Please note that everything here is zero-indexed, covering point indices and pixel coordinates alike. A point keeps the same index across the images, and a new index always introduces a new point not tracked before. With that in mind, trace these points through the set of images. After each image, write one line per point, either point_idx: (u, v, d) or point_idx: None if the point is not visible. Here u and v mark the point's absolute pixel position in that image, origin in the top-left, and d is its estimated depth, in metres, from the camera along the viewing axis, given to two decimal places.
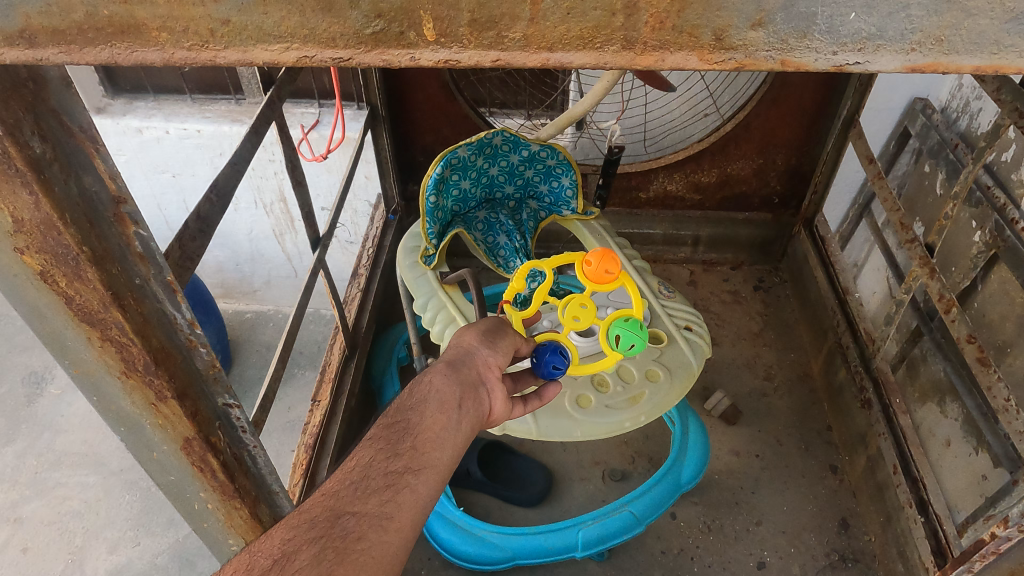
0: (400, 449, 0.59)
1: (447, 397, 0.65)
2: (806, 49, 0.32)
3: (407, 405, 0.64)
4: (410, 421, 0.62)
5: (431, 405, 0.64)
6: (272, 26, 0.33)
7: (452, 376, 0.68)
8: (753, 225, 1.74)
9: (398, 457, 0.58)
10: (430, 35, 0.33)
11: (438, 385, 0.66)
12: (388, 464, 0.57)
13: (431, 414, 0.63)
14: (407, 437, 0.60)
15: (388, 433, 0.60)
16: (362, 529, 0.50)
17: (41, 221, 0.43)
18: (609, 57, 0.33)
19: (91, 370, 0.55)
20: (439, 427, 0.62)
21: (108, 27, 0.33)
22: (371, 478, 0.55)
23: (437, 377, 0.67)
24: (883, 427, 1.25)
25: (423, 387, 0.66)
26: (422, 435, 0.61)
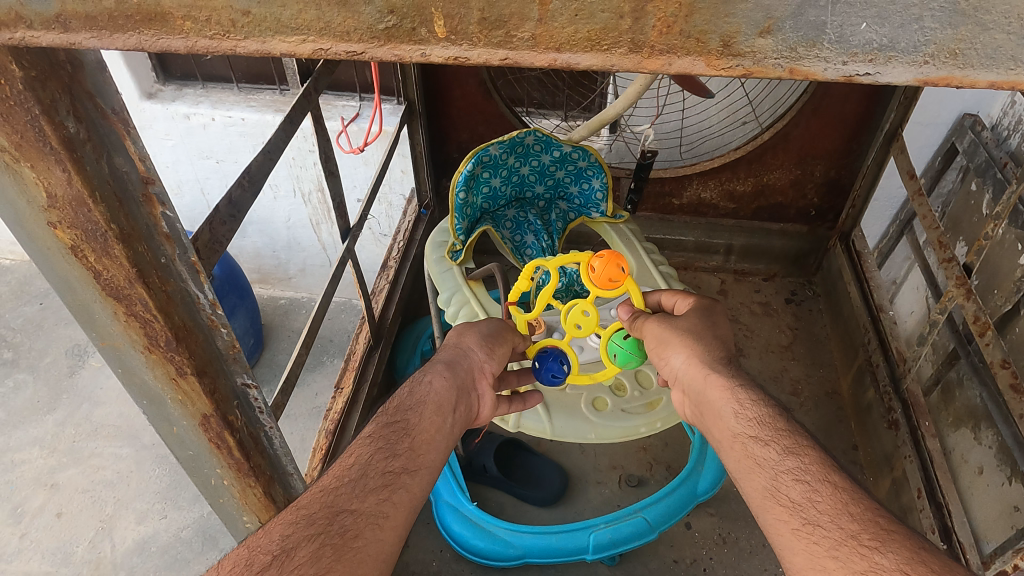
0: (398, 449, 0.62)
1: (443, 400, 0.70)
2: (816, 58, 0.32)
3: (405, 406, 0.68)
4: (408, 421, 0.66)
5: (429, 408, 0.68)
6: (289, 18, 0.34)
7: (450, 380, 0.73)
8: (788, 236, 1.71)
9: (396, 457, 0.61)
10: (441, 32, 0.34)
11: (437, 388, 0.71)
12: (386, 464, 0.60)
13: (428, 416, 0.67)
14: (404, 438, 0.63)
15: (387, 433, 0.64)
16: (358, 527, 0.53)
17: (73, 197, 0.46)
18: (616, 60, 0.33)
19: (117, 344, 0.58)
20: (434, 429, 0.66)
21: (136, 14, 0.35)
22: (368, 476, 0.58)
23: (436, 379, 0.72)
24: (909, 449, 1.21)
25: (423, 389, 0.70)
26: (419, 436, 0.64)
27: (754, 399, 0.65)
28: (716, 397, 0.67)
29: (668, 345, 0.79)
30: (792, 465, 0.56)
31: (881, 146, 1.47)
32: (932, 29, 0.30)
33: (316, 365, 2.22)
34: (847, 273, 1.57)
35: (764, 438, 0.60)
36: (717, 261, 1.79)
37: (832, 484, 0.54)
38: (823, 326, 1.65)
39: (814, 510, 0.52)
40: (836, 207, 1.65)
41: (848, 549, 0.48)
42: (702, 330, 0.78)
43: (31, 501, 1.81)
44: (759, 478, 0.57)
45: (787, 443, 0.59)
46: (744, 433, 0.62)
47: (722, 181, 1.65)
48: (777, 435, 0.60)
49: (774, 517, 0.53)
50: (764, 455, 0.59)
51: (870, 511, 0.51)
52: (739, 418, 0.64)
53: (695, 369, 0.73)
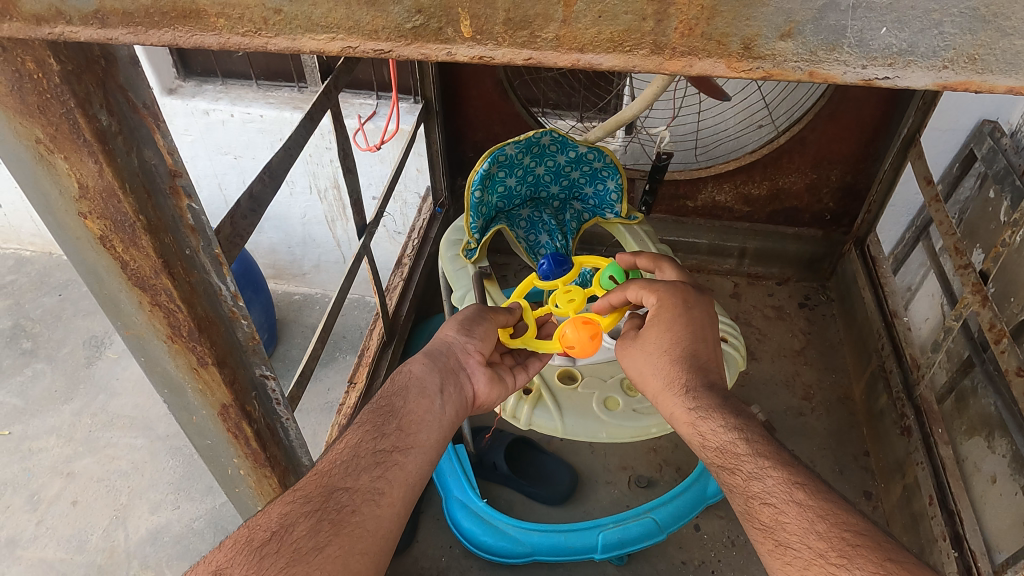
0: (387, 430, 0.64)
1: (426, 383, 0.71)
2: (835, 61, 0.33)
3: (390, 392, 0.69)
4: (394, 405, 0.67)
5: (412, 393, 0.69)
6: (320, 16, 0.35)
7: (431, 365, 0.73)
8: (802, 241, 1.71)
9: (385, 438, 0.63)
10: (467, 32, 0.34)
11: (417, 373, 0.72)
12: (376, 444, 0.62)
13: (414, 399, 0.68)
14: (391, 420, 0.65)
15: (374, 418, 0.65)
16: (355, 503, 0.55)
17: (104, 188, 0.47)
18: (638, 61, 0.34)
19: (141, 333, 0.59)
20: (423, 410, 0.67)
21: (171, 11, 0.36)
22: (360, 457, 0.60)
23: (415, 366, 0.73)
24: (921, 455, 1.21)
25: (403, 378, 0.71)
26: (406, 418, 0.66)
27: (717, 425, 0.65)
28: (685, 431, 0.68)
29: (635, 377, 0.77)
30: (758, 489, 0.57)
31: (898, 151, 1.46)
32: (953, 34, 0.31)
33: (329, 360, 2.24)
34: (862, 279, 1.57)
35: (730, 465, 0.61)
36: (731, 264, 1.78)
37: (799, 503, 0.55)
38: (836, 331, 1.64)
39: (783, 531, 0.54)
40: (851, 212, 1.64)
41: (818, 569, 0.50)
42: (661, 352, 0.74)
43: (47, 488, 1.84)
44: (733, 502, 0.59)
45: (751, 467, 0.60)
46: (714, 461, 0.63)
47: (737, 184, 1.65)
48: (739, 460, 0.61)
49: (754, 540, 0.56)
50: (734, 481, 0.60)
51: (839, 526, 0.52)
52: (706, 448, 0.65)
53: (662, 402, 0.72)
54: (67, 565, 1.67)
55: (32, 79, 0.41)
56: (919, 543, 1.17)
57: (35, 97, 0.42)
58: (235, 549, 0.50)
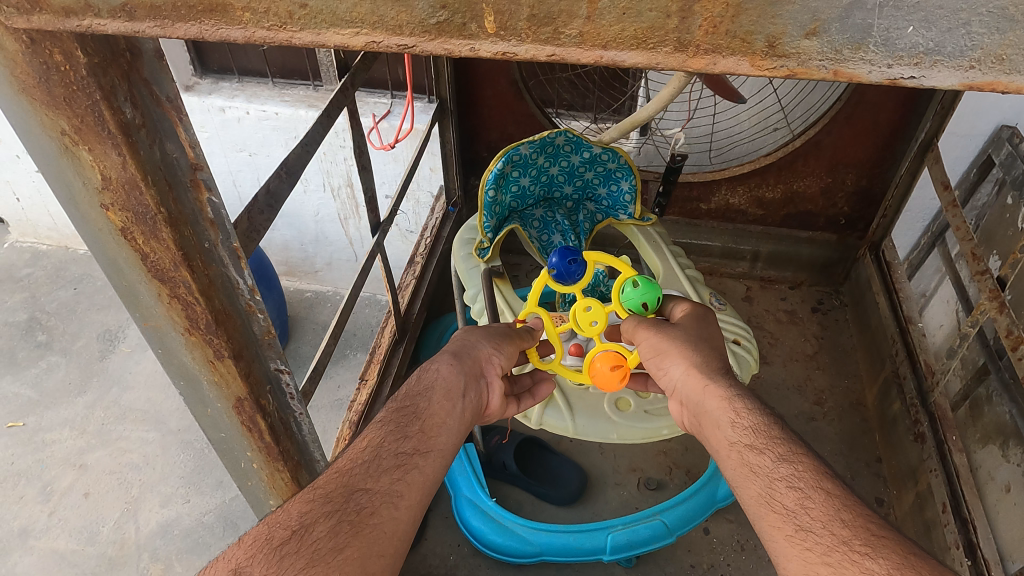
0: (410, 431, 0.64)
1: (452, 386, 0.71)
2: (860, 61, 0.32)
3: (415, 392, 0.69)
4: (418, 406, 0.67)
5: (438, 393, 0.69)
6: (345, 10, 0.35)
7: (458, 366, 0.74)
8: (816, 245, 1.70)
9: (407, 439, 0.63)
10: (491, 28, 0.35)
11: (446, 375, 0.72)
12: (398, 445, 0.62)
13: (437, 401, 0.68)
14: (414, 421, 0.65)
15: (397, 417, 0.65)
16: (374, 505, 0.55)
17: (126, 180, 0.47)
18: (662, 58, 0.34)
19: (158, 325, 0.60)
20: (445, 413, 0.68)
21: (198, 4, 0.36)
22: (382, 457, 0.60)
23: (443, 366, 0.73)
24: (935, 462, 1.20)
25: (430, 376, 0.72)
26: (429, 420, 0.66)
27: (749, 408, 0.65)
28: (715, 406, 0.67)
29: (666, 355, 0.78)
30: (785, 472, 0.56)
31: (915, 156, 1.45)
32: (980, 34, 0.31)
33: (340, 358, 2.25)
34: (876, 284, 1.55)
35: (759, 445, 0.60)
36: (744, 267, 1.78)
37: (825, 490, 0.53)
38: (850, 336, 1.63)
39: (806, 515, 0.51)
40: (866, 216, 1.63)
41: (841, 554, 0.47)
42: (696, 343, 0.77)
43: (60, 480, 1.86)
44: (755, 485, 0.56)
45: (782, 450, 0.58)
46: (741, 441, 0.61)
47: (751, 187, 1.64)
48: (771, 441, 0.60)
49: (769, 525, 0.53)
50: (758, 462, 0.58)
51: (862, 517, 0.50)
52: (736, 427, 0.63)
53: (694, 381, 0.72)
54: (78, 556, 1.68)
55: (58, 70, 0.42)
56: (932, 551, 1.16)
57: (61, 89, 0.43)
58: (254, 546, 0.50)
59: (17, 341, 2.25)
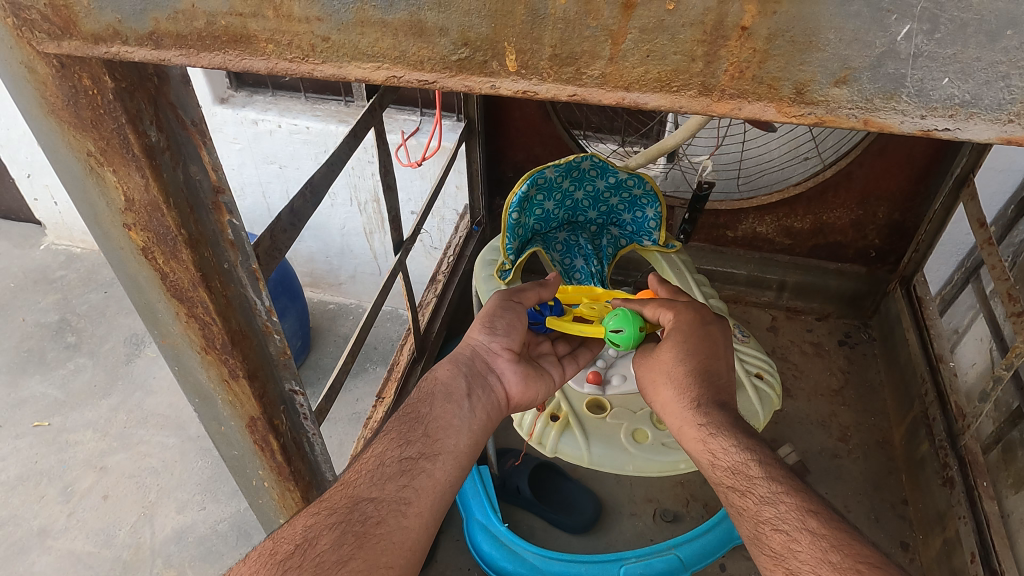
0: (413, 437, 0.64)
1: (453, 388, 0.70)
2: (892, 110, 0.31)
3: (416, 399, 0.69)
4: (420, 411, 0.67)
5: (439, 397, 0.69)
6: (367, 45, 0.35)
7: (456, 370, 0.73)
8: (845, 277, 1.67)
9: (411, 445, 0.63)
10: (512, 66, 0.34)
11: (443, 379, 0.71)
12: (402, 452, 0.62)
13: (440, 405, 0.68)
14: (417, 427, 0.65)
15: (400, 425, 0.66)
16: (380, 514, 0.55)
17: (149, 202, 0.48)
18: (685, 101, 0.34)
19: (176, 343, 0.60)
20: (449, 415, 0.68)
21: (223, 35, 0.36)
22: (386, 467, 0.60)
23: (440, 370, 0.73)
24: (964, 509, 1.15)
25: (430, 382, 0.72)
26: (434, 423, 0.66)
27: (727, 445, 0.64)
28: (693, 449, 0.66)
29: (654, 388, 0.75)
30: (770, 514, 0.56)
31: (950, 191, 1.42)
32: (1019, 88, 0.29)
33: (359, 371, 2.26)
34: (906, 319, 1.52)
35: (741, 487, 0.59)
36: (769, 297, 1.75)
37: (812, 531, 0.53)
38: (877, 371, 1.59)
39: (795, 560, 0.51)
40: (897, 250, 1.59)
41: None
42: (679, 365, 0.72)
43: (80, 481, 1.88)
44: (743, 526, 0.57)
45: (763, 490, 0.58)
46: (722, 484, 0.61)
47: (780, 216, 1.62)
48: (751, 482, 0.59)
49: (764, 566, 0.53)
50: (743, 504, 0.58)
51: (852, 558, 0.49)
52: (716, 467, 0.63)
53: (673, 418, 0.71)
54: (94, 559, 1.70)
55: (86, 94, 0.42)
56: None
57: (89, 112, 0.43)
58: (257, 562, 0.50)
59: (47, 342, 2.30)
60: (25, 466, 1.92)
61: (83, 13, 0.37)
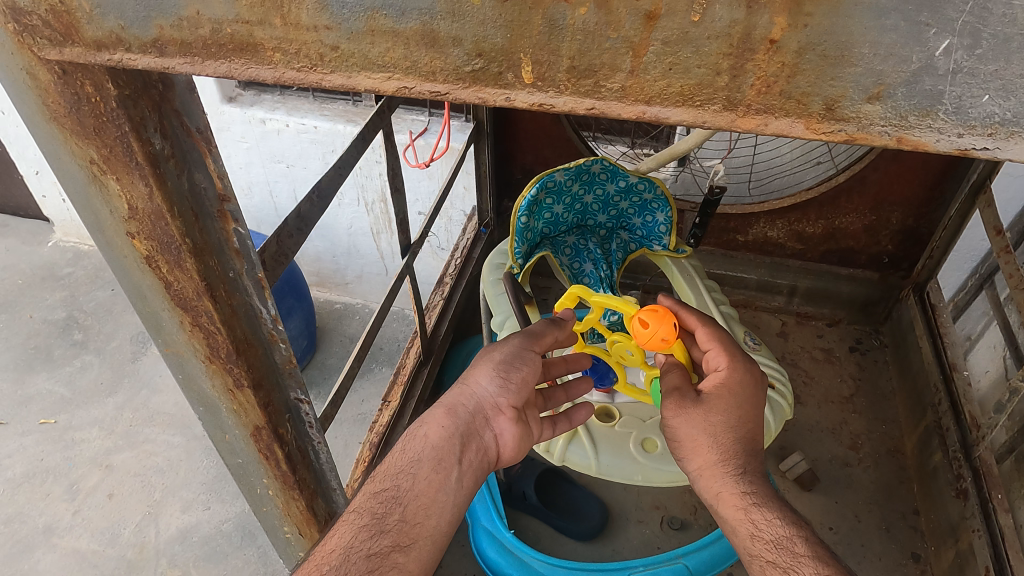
0: (388, 523, 0.62)
1: (444, 454, 0.68)
2: (928, 128, 0.30)
3: (397, 470, 0.67)
4: (400, 488, 0.66)
5: (425, 468, 0.67)
6: (377, 55, 0.34)
7: (451, 429, 0.70)
8: (857, 282, 1.64)
9: (384, 534, 0.61)
10: (528, 78, 0.33)
11: (434, 441, 0.69)
12: (373, 544, 0.60)
13: (424, 477, 0.66)
14: (392, 511, 0.64)
15: (376, 506, 0.64)
16: None
17: (152, 211, 0.47)
18: (708, 116, 0.32)
19: (180, 352, 0.59)
20: (432, 491, 0.66)
21: (229, 43, 0.35)
22: (352, 560, 0.58)
23: (433, 431, 0.70)
24: (978, 522, 1.13)
25: (418, 445, 0.69)
26: (412, 505, 0.64)
27: (772, 518, 0.62)
28: (732, 517, 0.64)
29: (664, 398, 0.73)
30: None
31: (966, 197, 1.41)
32: None
33: (366, 372, 2.25)
34: (919, 327, 1.50)
35: (784, 564, 0.58)
36: (779, 302, 1.73)
37: None
38: (889, 379, 1.57)
39: None
40: (911, 256, 1.57)
41: None
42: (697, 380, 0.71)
43: (86, 479, 1.88)
44: None
45: (809, 572, 0.56)
46: (762, 555, 0.60)
47: (791, 221, 1.60)
48: (797, 561, 0.58)
49: None
50: None
51: None
52: (756, 540, 0.61)
53: (708, 479, 0.67)
54: (99, 558, 1.70)
55: (89, 102, 0.41)
56: None
57: (92, 120, 0.42)
58: None
59: (54, 339, 2.30)
60: (31, 464, 1.92)
61: (85, 19, 0.36)
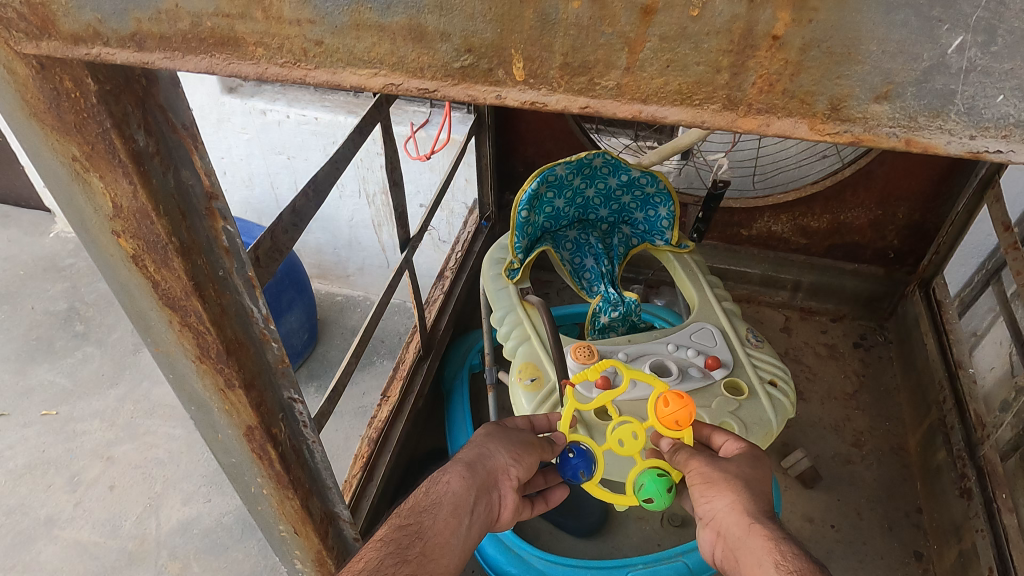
0: (410, 554, 0.60)
1: (462, 502, 0.67)
2: (937, 129, 0.28)
3: (420, 507, 0.66)
4: (422, 524, 0.64)
5: (444, 509, 0.66)
6: (363, 50, 0.32)
7: (469, 479, 0.70)
8: (861, 277, 1.63)
9: (407, 563, 0.59)
10: (519, 75, 0.31)
11: (455, 489, 0.68)
12: (395, 570, 0.58)
13: (443, 518, 0.65)
14: (414, 543, 0.62)
15: (399, 536, 0.62)
16: None
17: (137, 209, 0.45)
18: (708, 116, 0.31)
19: (169, 351, 0.58)
20: (449, 532, 0.64)
21: (210, 38, 0.34)
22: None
23: (454, 479, 0.69)
24: (983, 522, 1.12)
25: (439, 489, 0.68)
26: (432, 541, 0.63)
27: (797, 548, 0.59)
28: (758, 547, 0.61)
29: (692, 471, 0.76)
30: None
31: (975, 192, 1.39)
32: None
33: (367, 364, 2.24)
34: (925, 323, 1.48)
35: None
36: (783, 297, 1.72)
37: None
38: (893, 376, 1.56)
39: None
40: (917, 251, 1.55)
41: None
42: None
43: (88, 470, 1.88)
44: None
45: None
46: None
47: (796, 215, 1.58)
48: None
49: None
50: None
51: None
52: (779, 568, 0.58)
53: (740, 519, 0.66)
54: (100, 549, 1.70)
55: (68, 97, 0.40)
56: None
57: (72, 116, 0.41)
58: None
59: (55, 330, 2.30)
60: (33, 455, 1.92)
61: (61, 12, 0.35)
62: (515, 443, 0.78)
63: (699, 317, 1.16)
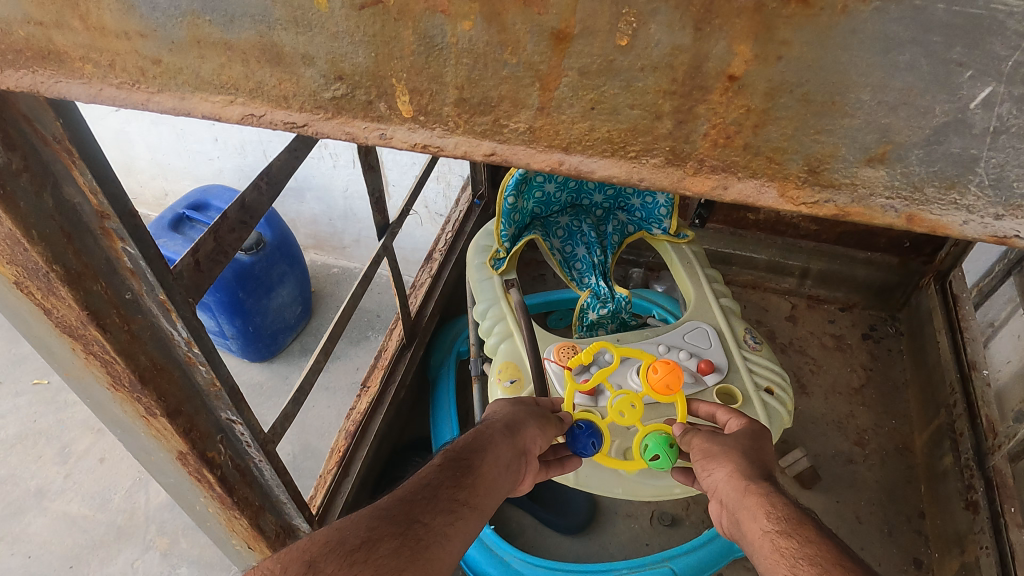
0: (464, 482, 0.56)
1: (503, 456, 0.63)
2: (947, 205, 0.22)
3: (469, 447, 0.61)
4: (472, 461, 0.59)
5: (490, 456, 0.61)
6: (211, 73, 0.25)
7: (508, 438, 0.66)
8: (874, 266, 1.54)
9: (462, 488, 0.55)
10: (406, 111, 0.24)
11: (498, 442, 0.64)
12: (453, 492, 0.54)
13: (489, 463, 0.60)
14: (468, 473, 0.57)
15: (451, 464, 0.58)
16: (430, 538, 0.47)
17: (7, 235, 0.39)
18: (647, 172, 0.24)
19: (82, 377, 0.52)
20: (493, 477, 0.59)
21: (26, 49, 0.27)
22: (437, 498, 0.52)
23: (496, 434, 0.65)
24: (988, 539, 1.06)
25: (484, 438, 0.64)
26: (482, 478, 0.58)
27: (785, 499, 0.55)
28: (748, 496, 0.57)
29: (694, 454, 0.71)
30: (811, 551, 0.47)
31: None
32: None
33: (359, 339, 2.19)
34: (939, 321, 1.41)
35: (790, 529, 0.51)
36: (790, 284, 1.64)
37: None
38: (902, 371, 1.49)
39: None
40: (935, 241, 1.46)
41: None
42: None
43: (78, 442, 1.83)
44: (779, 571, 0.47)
45: (811, 534, 0.49)
46: (773, 529, 0.52)
47: None
48: (798, 525, 0.51)
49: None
50: (785, 543, 0.49)
51: None
52: (768, 516, 0.54)
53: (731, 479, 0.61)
54: (89, 522, 1.66)
55: None
56: None
57: None
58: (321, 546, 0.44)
59: None
60: (24, 425, 1.87)
61: None
62: (538, 416, 0.75)
63: (694, 315, 1.09)
